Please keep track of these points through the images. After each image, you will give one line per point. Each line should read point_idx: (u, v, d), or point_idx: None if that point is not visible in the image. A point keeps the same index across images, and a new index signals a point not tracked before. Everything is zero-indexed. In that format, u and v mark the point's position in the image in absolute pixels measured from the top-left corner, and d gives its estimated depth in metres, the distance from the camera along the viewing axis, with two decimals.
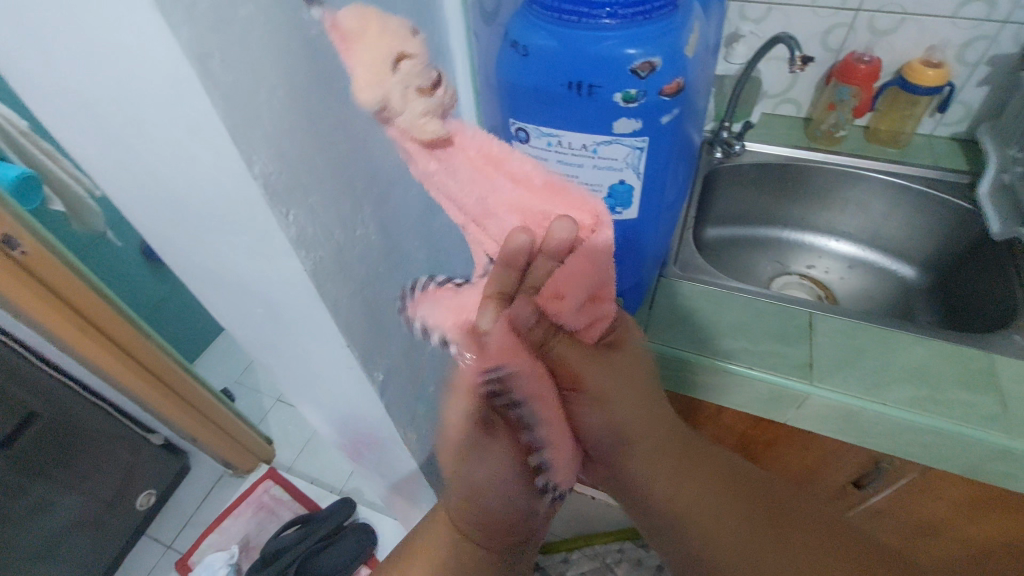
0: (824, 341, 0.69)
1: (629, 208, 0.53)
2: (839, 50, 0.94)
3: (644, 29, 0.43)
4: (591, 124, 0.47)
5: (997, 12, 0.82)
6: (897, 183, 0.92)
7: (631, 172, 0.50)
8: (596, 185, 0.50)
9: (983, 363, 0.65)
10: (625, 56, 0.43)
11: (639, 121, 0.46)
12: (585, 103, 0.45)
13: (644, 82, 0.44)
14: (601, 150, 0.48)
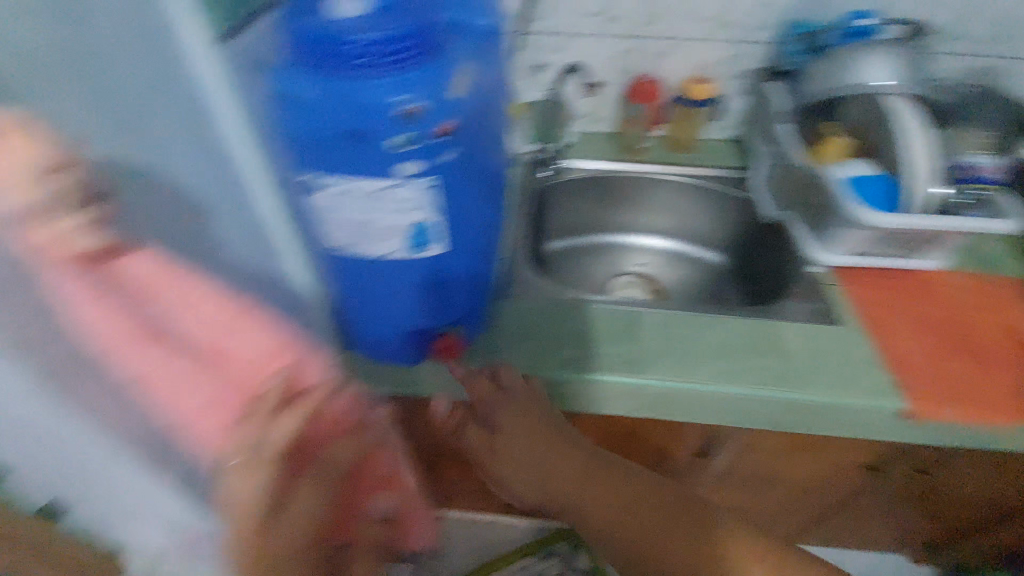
0: (646, 335, 0.77)
1: (437, 244, 0.53)
2: (631, 72, 1.05)
3: (406, 76, 0.43)
4: (375, 170, 0.46)
5: (741, 35, 0.97)
6: (695, 184, 1.06)
7: (428, 211, 0.49)
8: (395, 226, 0.50)
9: (770, 332, 0.77)
10: (391, 103, 0.43)
11: (421, 163, 0.46)
12: (364, 150, 0.45)
13: (414, 127, 0.43)
14: (391, 194, 0.47)
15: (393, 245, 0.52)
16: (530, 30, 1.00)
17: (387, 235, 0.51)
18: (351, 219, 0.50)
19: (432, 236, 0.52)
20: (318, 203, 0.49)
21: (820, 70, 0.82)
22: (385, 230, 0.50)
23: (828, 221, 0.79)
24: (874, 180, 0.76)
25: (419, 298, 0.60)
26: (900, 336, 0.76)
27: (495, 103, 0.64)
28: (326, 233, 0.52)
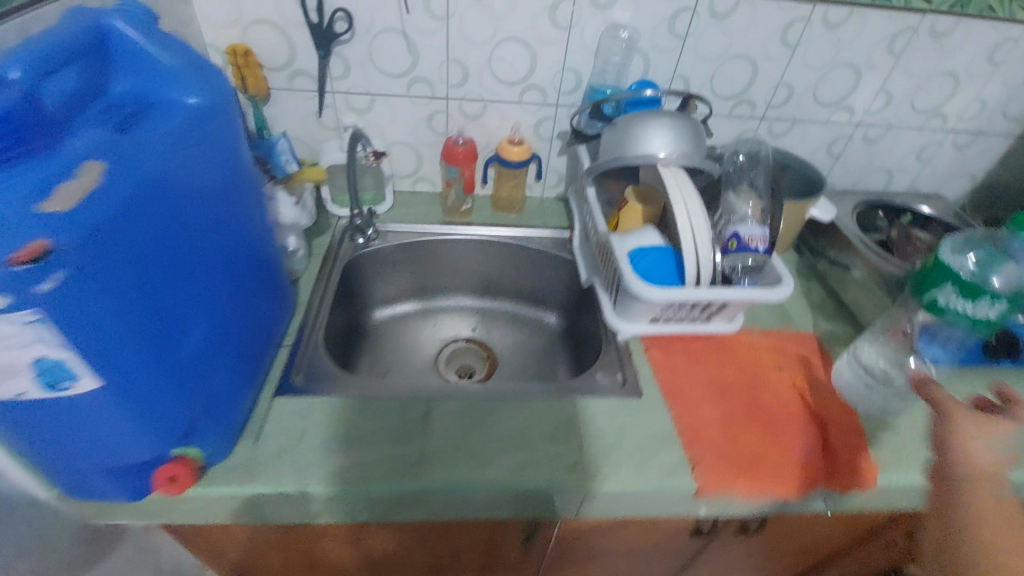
0: (437, 429, 0.71)
1: (85, 378, 0.43)
2: (446, 133, 1.01)
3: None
4: None
5: (549, 98, 0.97)
6: (519, 245, 1.04)
7: (46, 346, 0.39)
8: (8, 366, 0.39)
9: (569, 412, 0.73)
10: None
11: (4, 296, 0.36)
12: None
13: None
14: None
15: (18, 383, 0.41)
16: (331, 89, 0.93)
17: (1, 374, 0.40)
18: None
19: (72, 372, 0.42)
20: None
21: (613, 138, 0.81)
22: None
23: (622, 294, 0.77)
24: (658, 253, 0.73)
25: (101, 430, 0.49)
26: (694, 410, 0.74)
27: (215, 189, 0.56)
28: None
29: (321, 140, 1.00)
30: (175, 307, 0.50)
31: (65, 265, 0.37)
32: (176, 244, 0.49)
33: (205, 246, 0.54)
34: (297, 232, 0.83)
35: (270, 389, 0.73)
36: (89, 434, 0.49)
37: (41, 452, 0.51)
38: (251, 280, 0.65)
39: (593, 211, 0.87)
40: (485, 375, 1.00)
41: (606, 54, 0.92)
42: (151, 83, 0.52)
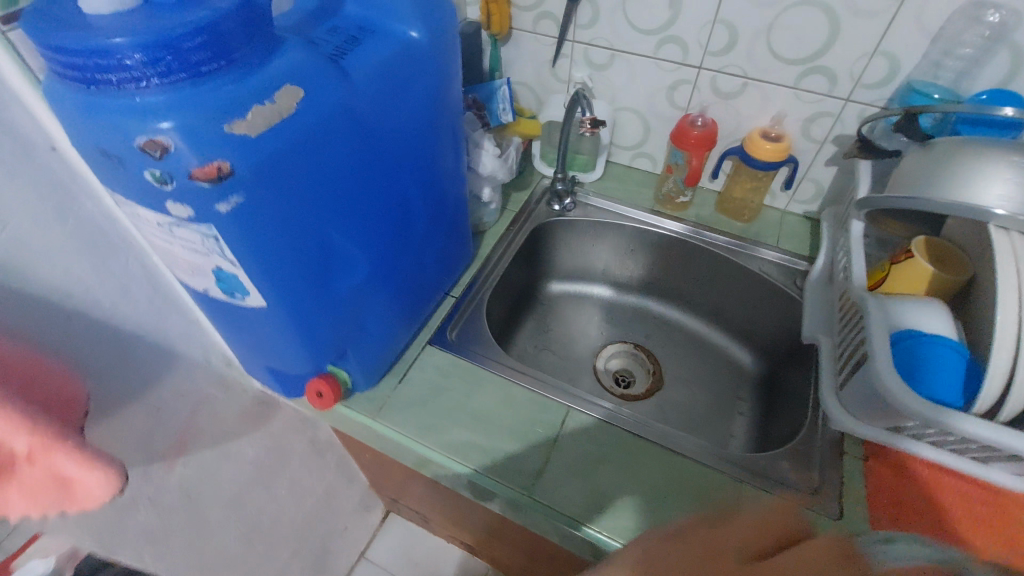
0: (568, 443, 0.63)
1: (252, 294, 0.44)
2: (686, 109, 0.84)
3: (158, 97, 0.33)
4: (148, 202, 0.37)
5: (839, 88, 0.73)
6: (734, 260, 0.85)
7: (220, 258, 0.40)
8: (197, 265, 0.42)
9: (727, 494, 0.60)
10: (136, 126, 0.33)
11: (191, 206, 0.36)
12: (118, 176, 0.36)
13: (163, 163, 0.34)
14: (174, 231, 0.39)
15: (204, 282, 0.44)
16: (572, 38, 0.83)
17: (192, 272, 0.43)
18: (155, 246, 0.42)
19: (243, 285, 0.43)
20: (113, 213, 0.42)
21: (923, 169, 0.57)
22: (186, 265, 0.42)
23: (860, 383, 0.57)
24: (938, 350, 0.51)
25: (261, 341, 0.51)
26: None
27: (416, 128, 0.53)
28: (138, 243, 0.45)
29: (549, 91, 0.92)
30: (346, 243, 0.49)
31: (242, 190, 0.37)
32: (362, 182, 0.48)
33: (391, 187, 0.52)
34: (494, 186, 0.78)
35: (425, 336, 0.73)
36: (256, 343, 0.52)
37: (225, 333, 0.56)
38: (431, 230, 0.63)
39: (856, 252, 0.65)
40: (644, 391, 0.88)
41: (951, 43, 0.64)
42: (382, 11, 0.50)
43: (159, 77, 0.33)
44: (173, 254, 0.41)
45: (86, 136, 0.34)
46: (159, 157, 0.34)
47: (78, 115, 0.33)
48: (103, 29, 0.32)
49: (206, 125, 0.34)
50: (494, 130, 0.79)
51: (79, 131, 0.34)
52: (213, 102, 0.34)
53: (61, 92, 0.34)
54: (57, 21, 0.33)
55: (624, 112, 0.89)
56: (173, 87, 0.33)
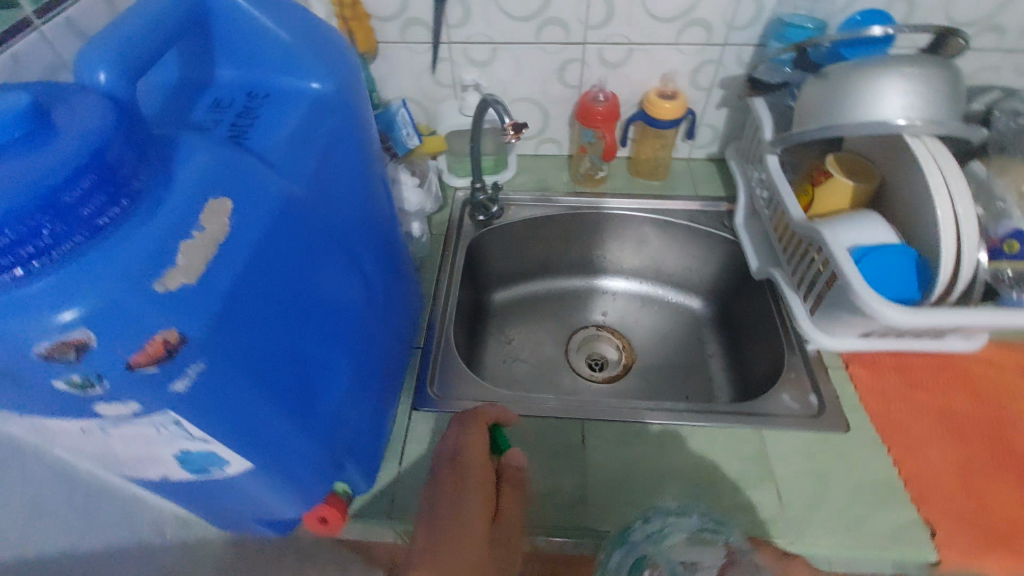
0: (596, 458, 0.60)
1: (233, 461, 0.35)
2: (579, 86, 0.83)
3: (47, 278, 0.23)
4: (65, 411, 0.27)
5: (715, 36, 0.76)
6: (665, 218, 0.87)
7: (187, 440, 0.31)
8: (153, 455, 0.32)
9: (754, 448, 0.61)
10: (27, 330, 0.23)
11: (134, 400, 0.27)
12: (15, 391, 0.26)
13: (83, 364, 0.24)
14: (114, 431, 0.29)
15: (164, 467, 0.34)
16: (448, 40, 0.78)
17: (146, 462, 0.33)
18: (86, 448, 0.32)
19: (221, 456, 0.34)
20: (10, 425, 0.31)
21: (826, 96, 0.61)
22: (136, 457, 0.33)
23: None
24: (894, 254, 0.56)
25: (244, 490, 0.42)
26: (910, 446, 0.60)
27: (350, 192, 0.45)
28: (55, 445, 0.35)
29: (436, 100, 0.86)
30: (320, 350, 0.41)
31: (203, 354, 0.28)
32: (317, 275, 0.40)
33: (345, 269, 0.45)
34: (421, 218, 0.71)
35: (406, 402, 0.66)
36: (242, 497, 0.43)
37: (191, 497, 0.45)
38: (388, 294, 0.55)
39: (784, 186, 0.68)
40: (621, 369, 0.88)
41: None
42: (267, 71, 0.42)
43: (42, 253, 0.23)
44: (115, 454, 0.32)
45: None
46: (77, 360, 0.24)
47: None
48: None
49: (129, 295, 0.25)
50: (401, 158, 0.71)
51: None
52: (125, 260, 0.25)
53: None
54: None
55: (518, 104, 0.86)
56: (65, 259, 0.24)
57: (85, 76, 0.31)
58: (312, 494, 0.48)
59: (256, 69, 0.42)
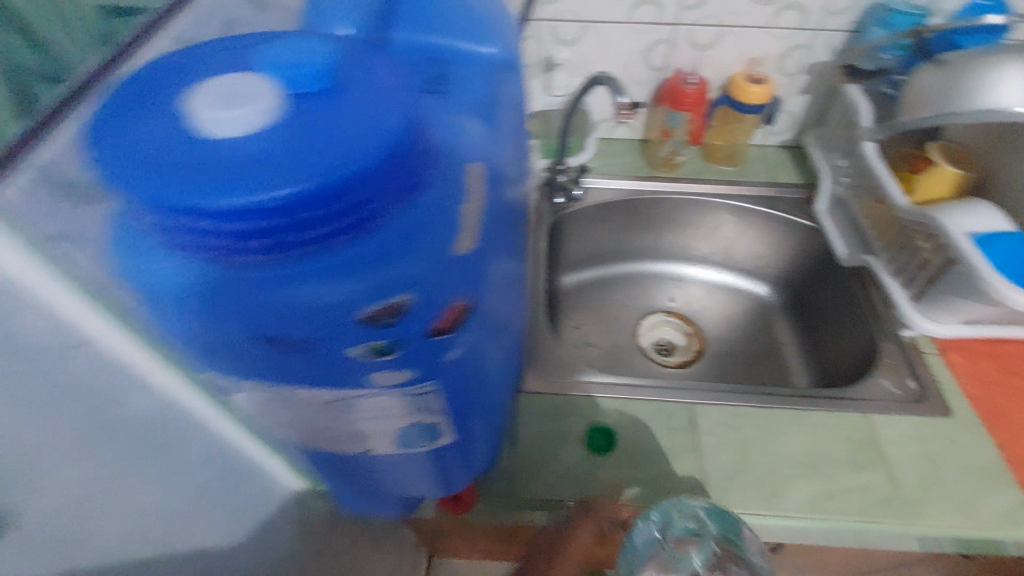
0: (712, 442, 0.59)
1: (441, 436, 0.35)
2: (663, 68, 0.82)
3: (373, 239, 0.23)
4: (335, 381, 0.27)
5: (809, 21, 0.76)
6: (740, 206, 0.85)
7: (426, 413, 0.31)
8: (375, 430, 0.32)
9: (865, 432, 0.61)
10: (356, 295, 0.23)
11: (414, 370, 0.26)
12: (298, 359, 0.25)
13: (396, 330, 0.24)
14: (362, 403, 0.29)
15: (372, 443, 0.33)
16: (539, 16, 0.76)
17: (359, 436, 0.32)
18: (308, 421, 0.31)
19: (433, 431, 0.34)
20: (235, 396, 0.31)
21: (945, 82, 0.61)
22: (355, 432, 0.32)
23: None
24: (1016, 241, 0.57)
25: (408, 462, 0.42)
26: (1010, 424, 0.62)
27: (521, 164, 0.43)
28: (254, 415, 0.34)
29: None
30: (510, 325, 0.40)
31: (475, 325, 0.28)
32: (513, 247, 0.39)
33: (517, 246, 0.43)
34: None
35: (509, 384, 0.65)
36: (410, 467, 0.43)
37: (341, 471, 0.44)
38: None
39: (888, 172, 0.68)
40: (692, 355, 0.87)
41: None
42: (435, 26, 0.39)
43: (372, 213, 0.23)
44: (342, 427, 0.31)
45: (262, 322, 0.24)
46: (381, 328, 0.24)
47: (249, 294, 0.23)
48: (266, 167, 0.21)
49: (435, 270, 0.24)
50: None
51: (248, 316, 0.24)
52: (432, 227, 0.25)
53: (208, 266, 0.23)
54: (173, 164, 0.21)
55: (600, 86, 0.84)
56: (381, 228, 0.23)
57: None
58: (455, 475, 0.47)
59: (430, 30, 0.38)
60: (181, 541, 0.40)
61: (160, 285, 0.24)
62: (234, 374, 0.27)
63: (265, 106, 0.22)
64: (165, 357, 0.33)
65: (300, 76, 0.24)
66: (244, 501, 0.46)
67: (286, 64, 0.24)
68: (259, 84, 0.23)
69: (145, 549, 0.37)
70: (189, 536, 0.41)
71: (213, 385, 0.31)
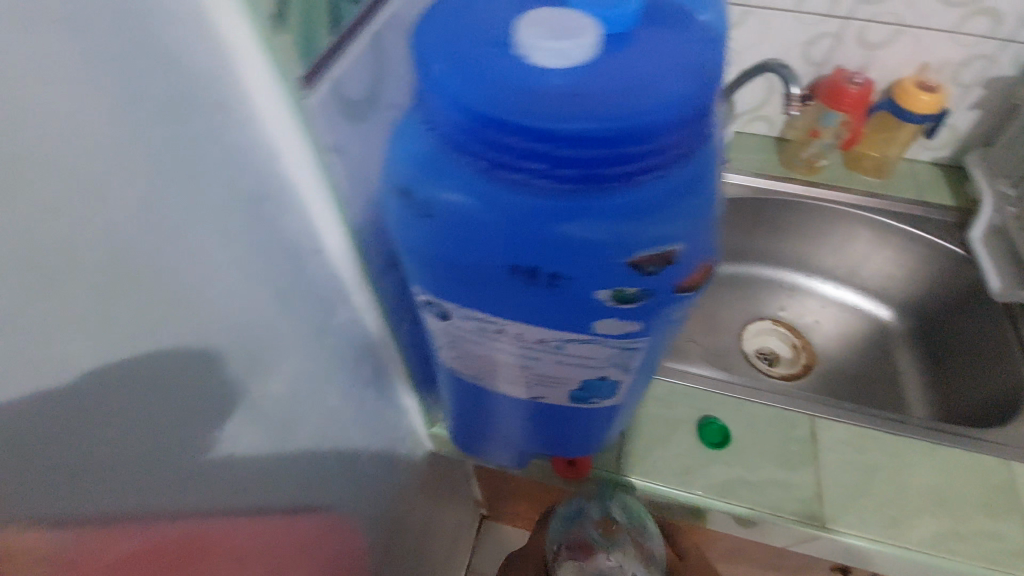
0: (831, 459, 0.56)
1: (609, 396, 0.35)
2: (821, 65, 0.78)
3: (660, 185, 0.22)
4: (560, 321, 0.27)
5: (1003, 30, 0.69)
6: (881, 220, 0.80)
7: (618, 369, 0.31)
8: (561, 378, 0.32)
9: (1004, 478, 0.56)
10: (631, 240, 0.22)
11: (640, 322, 0.26)
12: (541, 294, 0.25)
13: (652, 280, 0.23)
14: (570, 347, 0.29)
15: (548, 391, 0.34)
16: None
17: (544, 382, 0.33)
18: (501, 357, 0.32)
19: (607, 389, 0.34)
20: (440, 323, 0.31)
21: None
22: (542, 376, 0.32)
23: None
24: None
25: (548, 414, 0.42)
26: None
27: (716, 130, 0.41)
28: (440, 345, 0.34)
29: None
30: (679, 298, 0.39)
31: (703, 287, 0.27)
32: None
33: None
34: None
35: None
36: (548, 421, 0.44)
37: (479, 411, 0.46)
38: None
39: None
40: (798, 369, 0.83)
41: None
42: None
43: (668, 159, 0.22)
44: (534, 368, 0.31)
45: (526, 253, 0.23)
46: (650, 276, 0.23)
47: (524, 225, 0.23)
48: (594, 103, 0.20)
49: (701, 226, 0.23)
50: None
51: (512, 246, 0.23)
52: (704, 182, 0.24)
53: (492, 190, 0.22)
54: (493, 81, 0.21)
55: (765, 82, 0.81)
56: (668, 178, 0.22)
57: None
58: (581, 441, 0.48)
59: None
60: (348, 458, 0.40)
61: (435, 201, 0.23)
62: (463, 299, 0.28)
63: (587, 39, 0.21)
64: (369, 273, 0.33)
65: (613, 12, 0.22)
66: (386, 430, 0.47)
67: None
68: (574, 15, 0.21)
69: (326, 460, 0.37)
70: (349, 457, 0.41)
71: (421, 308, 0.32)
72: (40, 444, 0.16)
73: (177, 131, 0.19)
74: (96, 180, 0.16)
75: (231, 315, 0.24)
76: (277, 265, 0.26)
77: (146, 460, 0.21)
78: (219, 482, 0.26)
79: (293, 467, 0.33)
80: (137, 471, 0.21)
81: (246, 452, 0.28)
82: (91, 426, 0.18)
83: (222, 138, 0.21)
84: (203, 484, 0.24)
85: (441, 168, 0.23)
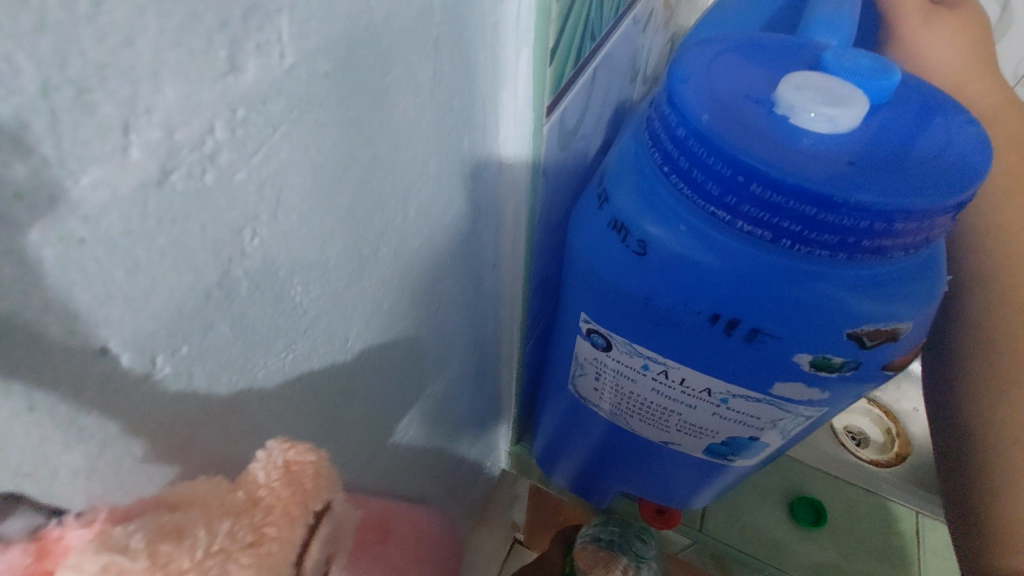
0: (934, 561, 0.52)
1: (746, 457, 0.33)
2: None
3: (900, 263, 0.22)
4: (740, 378, 0.25)
5: None
6: None
7: (774, 434, 0.29)
8: (708, 430, 0.30)
9: None
10: (857, 312, 0.22)
11: (826, 394, 0.25)
12: (740, 352, 0.24)
13: (861, 353, 0.23)
14: (736, 405, 0.27)
15: (685, 438, 0.33)
16: None
17: (686, 429, 0.31)
18: (645, 398, 0.30)
19: (748, 451, 0.33)
20: (593, 354, 0.30)
21: None
22: (687, 423, 0.31)
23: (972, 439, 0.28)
24: None
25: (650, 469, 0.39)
26: None
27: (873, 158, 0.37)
28: (578, 373, 0.33)
29: None
30: None
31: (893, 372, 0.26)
32: None
33: None
34: None
35: None
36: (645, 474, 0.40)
37: (562, 444, 0.43)
38: None
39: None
40: None
41: None
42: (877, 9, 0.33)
43: (923, 245, 0.21)
44: (683, 415, 0.30)
45: (738, 305, 0.23)
46: (865, 348, 0.23)
47: (749, 278, 0.22)
48: (867, 175, 0.20)
49: (923, 310, 0.23)
50: None
51: (724, 296, 0.23)
52: (935, 267, 0.23)
53: (723, 239, 0.22)
54: (758, 138, 0.21)
55: None
56: (912, 257, 0.22)
57: (813, 33, 0.27)
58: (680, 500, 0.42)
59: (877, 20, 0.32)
60: (457, 462, 0.40)
61: (656, 239, 0.23)
62: (637, 338, 0.26)
63: (857, 112, 0.21)
64: (528, 287, 0.33)
65: (874, 87, 0.22)
66: (483, 445, 0.46)
67: (855, 70, 0.22)
68: (844, 85, 0.22)
69: (444, 464, 0.37)
70: (458, 465, 0.41)
71: (575, 336, 0.30)
72: (304, 411, 0.17)
73: (456, 145, 0.20)
74: (407, 186, 0.18)
75: (434, 314, 0.25)
76: (468, 275, 0.27)
77: (353, 448, 0.22)
78: (387, 473, 0.27)
79: (427, 462, 0.33)
80: (347, 457, 0.22)
81: (408, 439, 0.28)
82: (334, 409, 0.19)
83: (476, 154, 0.22)
84: (377, 473, 0.25)
85: (669, 209, 0.23)
